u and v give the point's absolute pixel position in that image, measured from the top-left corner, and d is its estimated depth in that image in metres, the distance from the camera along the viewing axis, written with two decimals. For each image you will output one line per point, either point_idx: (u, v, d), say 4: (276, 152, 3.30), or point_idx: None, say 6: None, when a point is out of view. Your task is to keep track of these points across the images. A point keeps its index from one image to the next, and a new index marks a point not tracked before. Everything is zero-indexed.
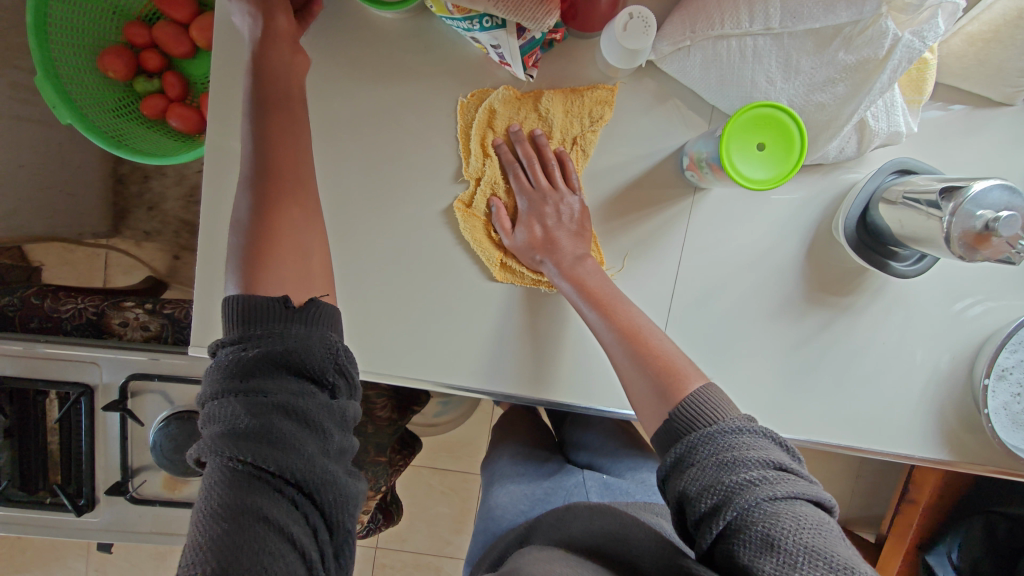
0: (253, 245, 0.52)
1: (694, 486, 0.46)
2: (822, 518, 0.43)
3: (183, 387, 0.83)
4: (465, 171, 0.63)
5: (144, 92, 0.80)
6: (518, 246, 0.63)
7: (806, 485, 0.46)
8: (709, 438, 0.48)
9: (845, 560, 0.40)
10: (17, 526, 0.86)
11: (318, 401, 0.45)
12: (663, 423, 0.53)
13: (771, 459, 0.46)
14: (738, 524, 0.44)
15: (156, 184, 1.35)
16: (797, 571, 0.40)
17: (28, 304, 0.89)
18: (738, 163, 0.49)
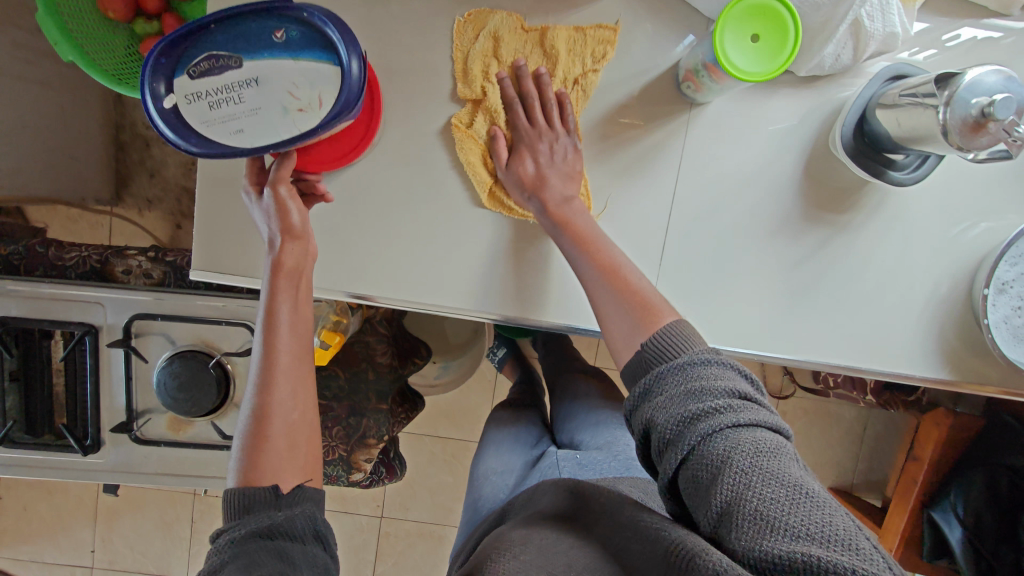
0: (250, 441, 0.55)
1: (662, 415, 0.48)
2: (780, 442, 0.45)
3: (185, 327, 0.83)
4: (462, 88, 0.63)
5: (144, 34, 0.80)
6: (510, 177, 0.64)
7: (767, 416, 0.47)
8: (678, 370, 0.50)
9: (795, 481, 0.42)
10: (24, 469, 0.86)
11: (304, 555, 0.50)
12: (634, 353, 0.55)
13: (736, 389, 0.48)
14: (698, 449, 0.45)
15: (157, 151, 1.38)
16: (750, 487, 0.42)
17: (33, 251, 0.90)
18: (731, 53, 0.49)
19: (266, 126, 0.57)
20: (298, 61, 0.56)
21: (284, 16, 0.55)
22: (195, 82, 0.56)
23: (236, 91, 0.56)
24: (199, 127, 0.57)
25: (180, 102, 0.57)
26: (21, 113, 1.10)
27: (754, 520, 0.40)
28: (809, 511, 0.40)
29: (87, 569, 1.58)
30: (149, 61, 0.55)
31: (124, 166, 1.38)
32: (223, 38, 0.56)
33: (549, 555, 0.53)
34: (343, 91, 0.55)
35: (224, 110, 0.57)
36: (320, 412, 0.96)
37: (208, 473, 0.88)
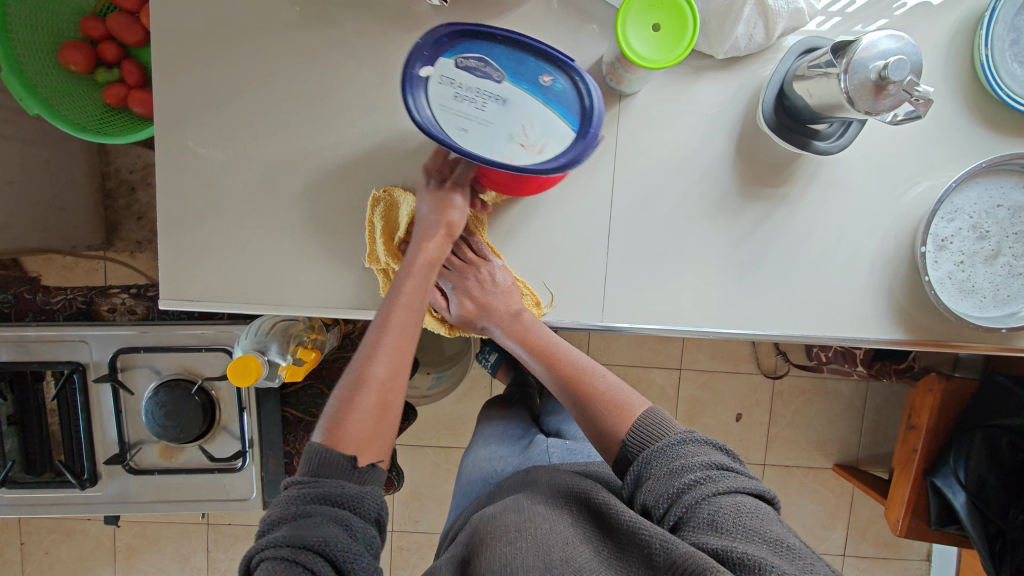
0: (344, 403, 0.54)
1: (651, 495, 0.54)
2: (759, 504, 0.52)
3: (168, 357, 0.86)
4: (372, 258, 0.68)
5: (105, 82, 0.85)
6: (460, 319, 0.72)
7: (744, 480, 0.54)
8: (661, 452, 0.56)
9: (776, 536, 0.48)
10: (29, 507, 0.90)
11: (363, 525, 0.49)
12: (619, 449, 0.60)
13: (712, 461, 0.54)
14: (688, 515, 0.51)
15: (143, 195, 1.45)
16: (737, 540, 0.47)
17: (21, 299, 0.94)
18: (635, 44, 0.51)
19: (481, 142, 0.57)
20: (546, 107, 0.58)
21: (556, 67, 0.58)
22: (456, 69, 0.57)
23: (484, 100, 0.57)
24: (434, 105, 0.57)
25: (432, 77, 0.56)
26: (8, 170, 1.16)
27: (744, 562, 0.45)
28: (790, 559, 0.46)
29: None
30: (437, 32, 0.56)
31: (113, 212, 1.45)
32: (508, 52, 0.58)
33: (546, 545, 0.55)
34: (569, 151, 0.57)
35: (462, 107, 0.57)
36: None
37: (203, 495, 0.90)
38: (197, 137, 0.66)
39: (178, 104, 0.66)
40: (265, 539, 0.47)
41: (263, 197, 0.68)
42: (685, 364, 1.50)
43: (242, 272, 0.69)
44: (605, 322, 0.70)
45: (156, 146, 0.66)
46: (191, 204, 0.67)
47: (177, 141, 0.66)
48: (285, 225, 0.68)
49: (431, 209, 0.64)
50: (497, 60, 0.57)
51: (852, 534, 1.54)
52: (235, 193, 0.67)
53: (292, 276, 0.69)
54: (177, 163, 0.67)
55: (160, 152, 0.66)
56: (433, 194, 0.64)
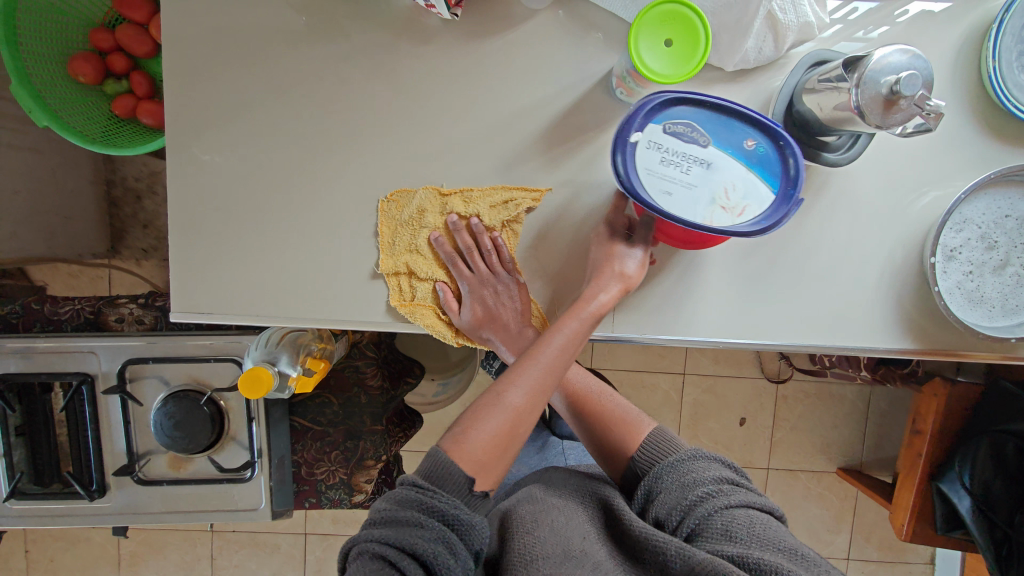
0: (472, 420, 0.56)
1: (664, 508, 0.56)
2: (770, 518, 0.53)
3: (177, 367, 0.87)
4: (384, 264, 0.69)
5: (114, 93, 0.85)
6: (465, 326, 0.70)
7: (755, 495, 0.55)
8: (672, 466, 0.58)
9: (789, 545, 0.49)
10: (38, 518, 0.90)
11: (464, 549, 0.49)
12: (628, 465, 0.64)
13: (723, 476, 0.56)
14: (702, 527, 0.52)
15: (149, 203, 1.47)
16: (751, 546, 0.48)
17: (29, 309, 0.95)
18: (648, 60, 0.51)
19: (683, 208, 0.50)
20: (749, 172, 0.50)
21: (761, 128, 0.50)
22: (665, 134, 0.49)
23: (688, 167, 0.49)
24: (640, 172, 0.48)
25: (640, 143, 0.48)
26: (14, 180, 1.17)
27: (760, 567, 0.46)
28: (804, 565, 0.47)
29: None
30: (651, 94, 0.48)
31: (119, 221, 1.47)
32: (718, 112, 0.49)
33: (564, 536, 0.56)
34: (776, 215, 0.49)
35: (665, 173, 0.49)
36: (318, 438, 1.00)
37: (212, 506, 0.90)
38: (208, 151, 0.66)
39: (188, 117, 0.66)
40: (370, 528, 0.49)
41: (274, 210, 0.68)
42: (689, 369, 1.50)
43: (252, 285, 0.69)
44: (614, 334, 0.70)
45: (167, 159, 0.66)
46: (201, 217, 0.68)
47: (188, 155, 0.66)
48: (295, 238, 0.68)
49: (606, 260, 0.64)
50: (708, 124, 0.49)
51: (857, 538, 1.55)
52: (245, 206, 0.68)
53: (302, 287, 0.69)
54: (188, 177, 0.67)
55: (171, 165, 0.66)
56: (613, 246, 0.64)
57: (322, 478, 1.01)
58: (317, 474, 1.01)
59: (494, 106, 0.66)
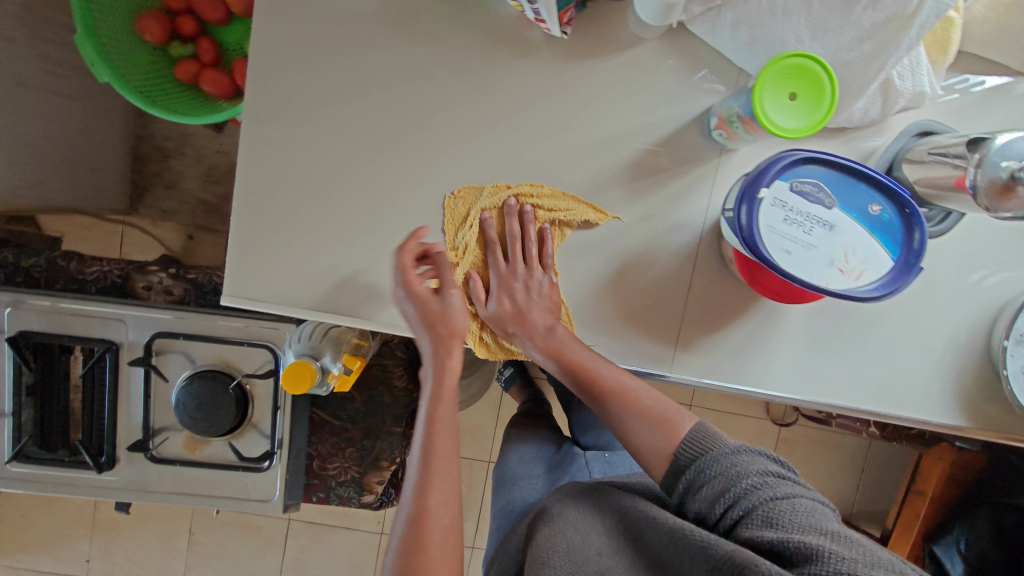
0: (409, 541, 0.55)
1: (703, 497, 0.54)
2: (814, 503, 0.51)
3: (207, 347, 0.84)
4: (448, 249, 0.67)
5: (178, 57, 0.83)
6: (489, 316, 0.68)
7: (800, 484, 0.53)
8: (713, 453, 0.56)
9: (834, 529, 0.47)
10: (37, 484, 0.86)
11: None
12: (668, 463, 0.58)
13: (768, 465, 0.54)
14: (745, 519, 0.50)
15: (176, 164, 1.45)
16: (795, 534, 0.46)
17: (55, 265, 0.91)
18: (771, 114, 0.50)
19: (802, 268, 0.50)
20: (871, 235, 0.50)
21: (887, 193, 0.50)
22: (791, 192, 0.49)
23: (811, 226, 0.49)
24: (762, 227, 0.49)
25: (764, 199, 0.49)
26: (46, 125, 1.14)
27: (805, 560, 0.44)
28: (851, 546, 0.45)
29: None
30: (779, 154, 0.48)
31: (142, 177, 1.45)
32: (846, 175, 0.49)
33: (578, 560, 0.55)
34: (893, 282, 0.50)
35: (787, 230, 0.49)
36: (335, 433, 0.99)
37: (224, 493, 0.87)
38: (283, 136, 0.64)
39: (269, 100, 0.63)
40: None
41: (343, 205, 0.65)
42: (697, 401, 1.50)
43: (310, 279, 0.66)
44: (673, 373, 0.68)
45: (241, 139, 0.64)
46: (268, 204, 0.65)
47: (263, 137, 0.64)
48: (362, 237, 0.66)
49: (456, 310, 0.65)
50: (835, 185, 0.49)
51: None
52: (315, 197, 0.65)
53: (362, 288, 0.67)
54: (259, 160, 0.64)
55: (243, 145, 0.64)
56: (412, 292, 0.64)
57: (334, 474, 1.00)
58: (329, 470, 1.00)
59: (583, 131, 0.64)
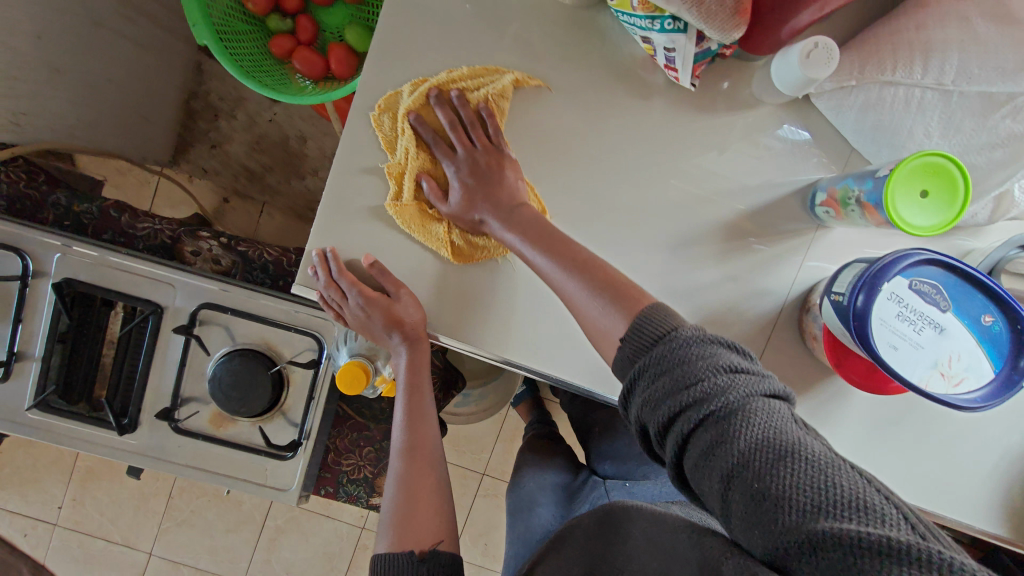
0: (402, 508, 0.63)
1: (648, 406, 0.46)
2: (775, 406, 0.43)
3: (252, 326, 0.82)
4: (390, 163, 0.63)
5: (274, 30, 0.82)
6: (453, 211, 0.64)
7: (758, 381, 0.45)
8: (662, 355, 0.47)
9: (800, 451, 0.40)
10: (49, 435, 0.83)
11: None
12: (617, 355, 0.52)
13: (722, 364, 0.45)
14: (695, 438, 0.43)
15: (224, 125, 1.43)
16: (753, 466, 0.40)
17: (106, 215, 0.89)
18: (901, 210, 0.50)
19: (905, 365, 0.49)
20: (977, 344, 0.49)
21: (1001, 305, 0.49)
22: (909, 290, 0.49)
23: (922, 325, 0.49)
24: (875, 318, 0.48)
25: (883, 291, 0.48)
26: (110, 67, 1.12)
27: (762, 496, 0.39)
28: (814, 476, 0.39)
29: (50, 524, 1.56)
30: (905, 251, 0.48)
31: (188, 132, 1.43)
32: (965, 281, 0.49)
33: None
34: (991, 395, 0.50)
35: (898, 325, 0.49)
36: (356, 429, 0.97)
37: (241, 475, 0.85)
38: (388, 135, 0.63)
39: (383, 96, 0.62)
40: None
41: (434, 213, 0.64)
42: None
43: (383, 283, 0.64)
44: None
45: (345, 130, 0.62)
46: (358, 201, 0.63)
47: (368, 132, 0.62)
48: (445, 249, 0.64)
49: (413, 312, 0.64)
50: (954, 291, 0.49)
51: None
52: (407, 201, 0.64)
53: (435, 298, 0.65)
54: (359, 154, 0.63)
55: (346, 137, 0.62)
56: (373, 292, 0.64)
57: (347, 471, 0.98)
58: (342, 465, 0.98)
59: (687, 182, 0.64)
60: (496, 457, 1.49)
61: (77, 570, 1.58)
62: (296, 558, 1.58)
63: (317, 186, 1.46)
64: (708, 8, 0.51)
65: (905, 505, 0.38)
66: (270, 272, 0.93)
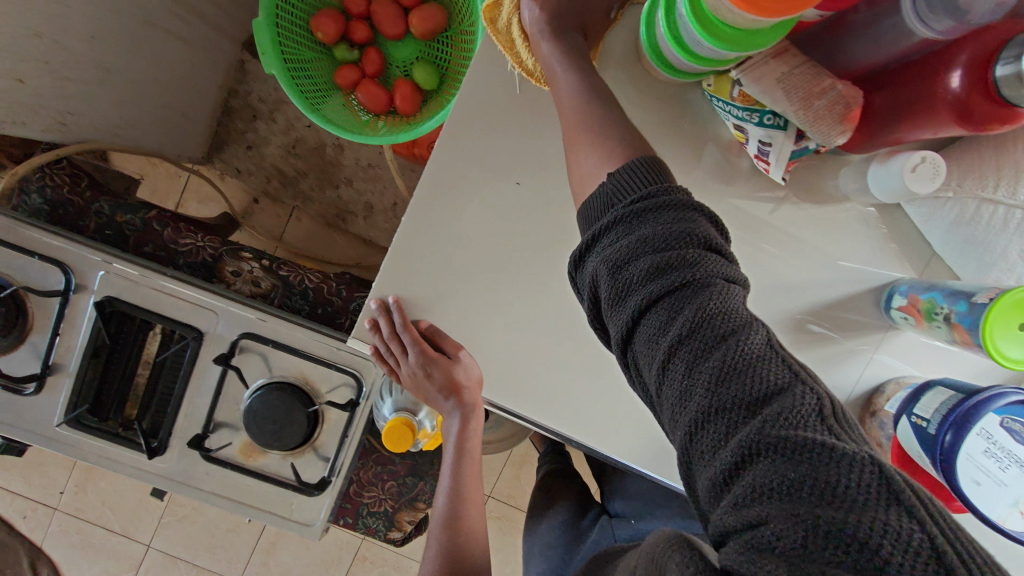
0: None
1: (604, 273, 0.42)
2: (729, 287, 0.39)
3: (291, 359, 0.80)
4: None
5: (340, 59, 0.81)
6: None
7: (726, 264, 0.40)
8: (629, 217, 0.43)
9: (740, 337, 0.36)
10: (77, 450, 0.81)
11: None
12: (589, 211, 0.47)
13: (694, 236, 0.40)
14: (642, 316, 0.40)
15: (262, 126, 1.40)
16: (692, 347, 0.37)
17: (148, 227, 0.87)
18: (999, 343, 0.50)
19: (991, 501, 0.48)
20: None
21: None
22: (1001, 427, 0.47)
23: (1013, 463, 0.47)
24: (962, 454, 0.48)
25: (972, 427, 0.48)
26: (158, 67, 1.09)
27: (693, 381, 0.36)
28: (752, 371, 0.35)
29: (50, 509, 1.51)
30: (999, 390, 0.47)
31: (225, 130, 1.40)
32: None
33: None
34: None
35: (988, 462, 0.47)
36: (381, 462, 0.96)
37: (266, 506, 0.84)
38: (460, 195, 0.61)
39: (460, 155, 0.60)
40: None
41: (499, 279, 0.62)
42: None
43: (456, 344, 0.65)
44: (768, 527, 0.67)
45: (419, 186, 0.60)
46: (426, 262, 0.62)
47: (440, 192, 0.60)
48: (507, 315, 0.63)
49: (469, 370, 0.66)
50: None
51: None
52: (472, 264, 0.62)
53: (493, 365, 0.64)
54: (429, 212, 0.61)
55: (416, 196, 0.60)
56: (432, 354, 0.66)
57: (367, 503, 0.97)
58: (363, 497, 0.97)
59: (764, 269, 0.62)
60: (504, 482, 1.48)
61: (74, 556, 1.53)
62: (294, 562, 1.53)
63: (350, 196, 1.43)
64: (813, 109, 0.50)
65: (832, 401, 0.34)
66: (309, 299, 0.90)
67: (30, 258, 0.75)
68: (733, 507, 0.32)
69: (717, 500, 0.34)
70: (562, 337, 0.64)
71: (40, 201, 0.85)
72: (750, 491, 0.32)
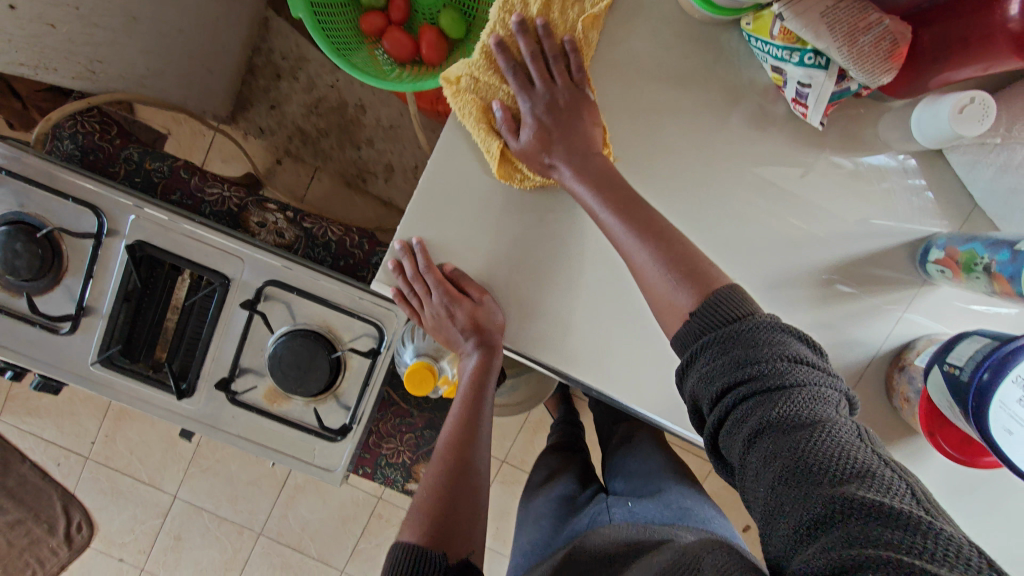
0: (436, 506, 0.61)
1: (699, 376, 0.47)
2: (824, 390, 0.43)
3: (315, 307, 0.81)
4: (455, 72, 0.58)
5: (366, 6, 0.80)
6: (523, 148, 0.58)
7: (819, 376, 0.44)
8: (723, 330, 0.48)
9: (829, 429, 0.40)
10: (109, 391, 0.84)
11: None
12: (682, 322, 0.52)
13: (787, 353, 0.45)
14: (734, 411, 0.44)
15: (285, 85, 1.40)
16: (782, 435, 0.41)
17: (175, 175, 0.88)
18: None
19: None
20: None
21: None
22: None
23: None
24: (1000, 402, 0.47)
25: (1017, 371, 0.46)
26: (183, 19, 1.09)
27: (784, 461, 0.40)
28: (844, 457, 0.39)
29: (82, 457, 1.57)
30: None
31: (248, 89, 1.41)
32: None
33: None
34: None
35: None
36: (399, 414, 0.98)
37: (289, 451, 0.86)
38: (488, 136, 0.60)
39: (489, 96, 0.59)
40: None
41: (525, 223, 0.62)
42: None
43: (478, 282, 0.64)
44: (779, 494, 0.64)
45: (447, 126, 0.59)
46: (452, 202, 0.61)
47: (468, 133, 0.60)
48: (532, 259, 0.63)
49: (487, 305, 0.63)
50: None
51: None
52: (498, 207, 0.61)
53: (516, 309, 0.64)
54: (457, 153, 0.60)
55: (444, 136, 0.60)
56: (451, 290, 0.63)
57: (386, 454, 0.99)
58: (382, 448, 0.99)
59: (795, 220, 0.61)
60: (519, 446, 1.49)
61: (104, 502, 1.58)
62: (310, 516, 1.57)
63: (371, 156, 1.43)
64: (860, 48, 0.48)
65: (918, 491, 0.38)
66: (332, 251, 0.91)
67: (63, 201, 0.77)
68: (822, 554, 0.35)
69: (801, 549, 0.37)
70: (586, 285, 0.63)
71: (72, 147, 0.87)
72: (841, 542, 0.35)
